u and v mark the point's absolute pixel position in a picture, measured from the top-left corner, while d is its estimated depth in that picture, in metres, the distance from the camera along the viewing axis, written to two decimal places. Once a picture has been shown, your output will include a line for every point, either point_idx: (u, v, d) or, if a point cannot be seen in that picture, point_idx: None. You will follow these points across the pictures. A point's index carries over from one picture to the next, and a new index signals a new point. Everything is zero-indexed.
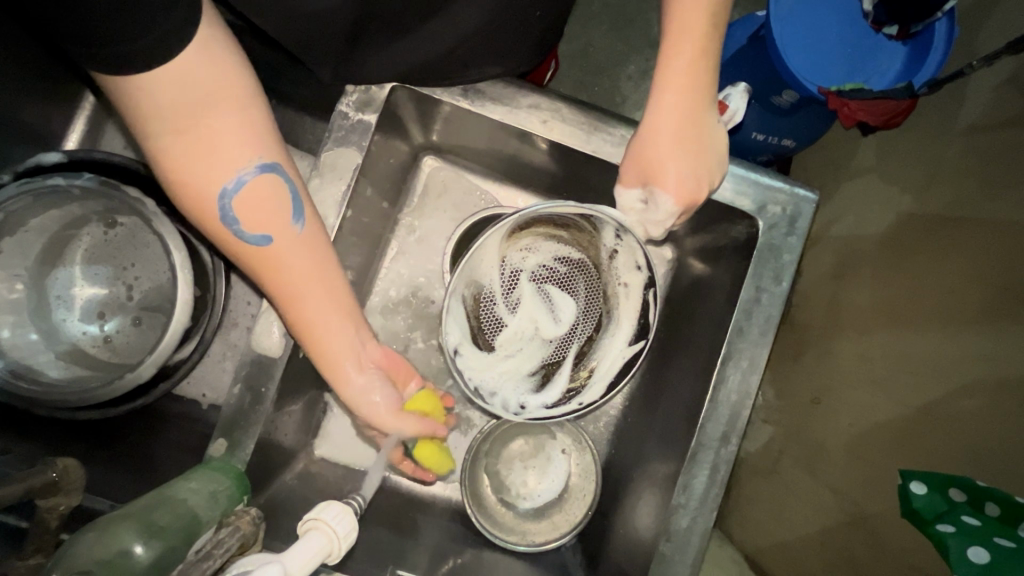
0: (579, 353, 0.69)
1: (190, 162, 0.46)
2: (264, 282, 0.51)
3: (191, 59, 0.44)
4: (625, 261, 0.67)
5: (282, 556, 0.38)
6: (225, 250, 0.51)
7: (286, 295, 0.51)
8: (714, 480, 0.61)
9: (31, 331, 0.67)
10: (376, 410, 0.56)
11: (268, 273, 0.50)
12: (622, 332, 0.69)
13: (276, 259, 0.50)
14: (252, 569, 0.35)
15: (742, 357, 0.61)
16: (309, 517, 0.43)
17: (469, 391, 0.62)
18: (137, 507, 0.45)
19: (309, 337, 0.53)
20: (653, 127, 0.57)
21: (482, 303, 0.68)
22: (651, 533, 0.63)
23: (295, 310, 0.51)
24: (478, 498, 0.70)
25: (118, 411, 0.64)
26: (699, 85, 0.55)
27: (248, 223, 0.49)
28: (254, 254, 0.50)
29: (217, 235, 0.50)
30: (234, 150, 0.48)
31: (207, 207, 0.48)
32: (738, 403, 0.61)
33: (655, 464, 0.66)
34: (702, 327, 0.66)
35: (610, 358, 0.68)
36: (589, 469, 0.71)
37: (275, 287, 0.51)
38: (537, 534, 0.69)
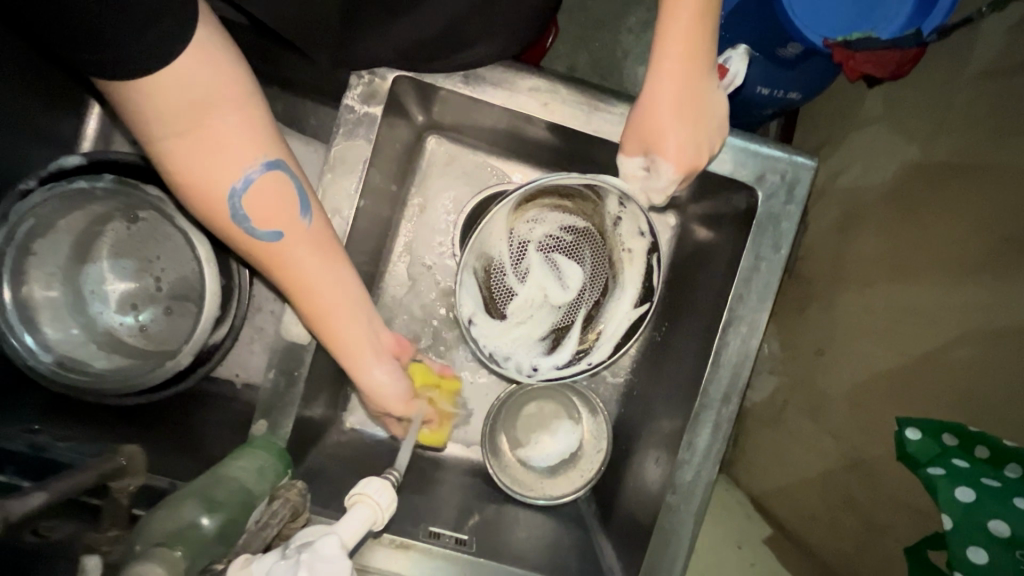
0: (587, 317, 0.72)
1: (197, 164, 0.49)
2: (273, 274, 0.54)
3: (191, 61, 0.45)
4: (630, 228, 0.68)
5: (336, 529, 0.43)
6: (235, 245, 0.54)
7: (291, 288, 0.55)
8: (717, 437, 0.65)
9: (72, 327, 0.71)
10: (384, 388, 0.61)
11: (275, 266, 0.54)
12: (628, 295, 0.72)
13: (280, 256, 0.53)
14: (314, 540, 0.40)
15: (742, 324, 0.63)
16: (354, 491, 0.48)
17: (484, 357, 0.67)
18: (197, 486, 0.49)
19: (316, 327, 0.56)
20: (653, 96, 0.57)
21: (493, 273, 0.70)
22: (657, 486, 0.68)
23: (304, 300, 0.55)
24: (499, 458, 0.75)
25: (169, 393, 0.70)
26: (699, 54, 0.55)
27: (261, 217, 0.52)
28: (262, 248, 0.53)
29: (227, 232, 0.52)
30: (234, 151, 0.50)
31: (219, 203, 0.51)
32: (739, 365, 0.64)
33: (660, 424, 0.70)
34: (705, 293, 0.67)
35: (616, 321, 0.71)
36: (601, 427, 0.76)
37: (282, 281, 0.54)
38: (554, 489, 0.74)
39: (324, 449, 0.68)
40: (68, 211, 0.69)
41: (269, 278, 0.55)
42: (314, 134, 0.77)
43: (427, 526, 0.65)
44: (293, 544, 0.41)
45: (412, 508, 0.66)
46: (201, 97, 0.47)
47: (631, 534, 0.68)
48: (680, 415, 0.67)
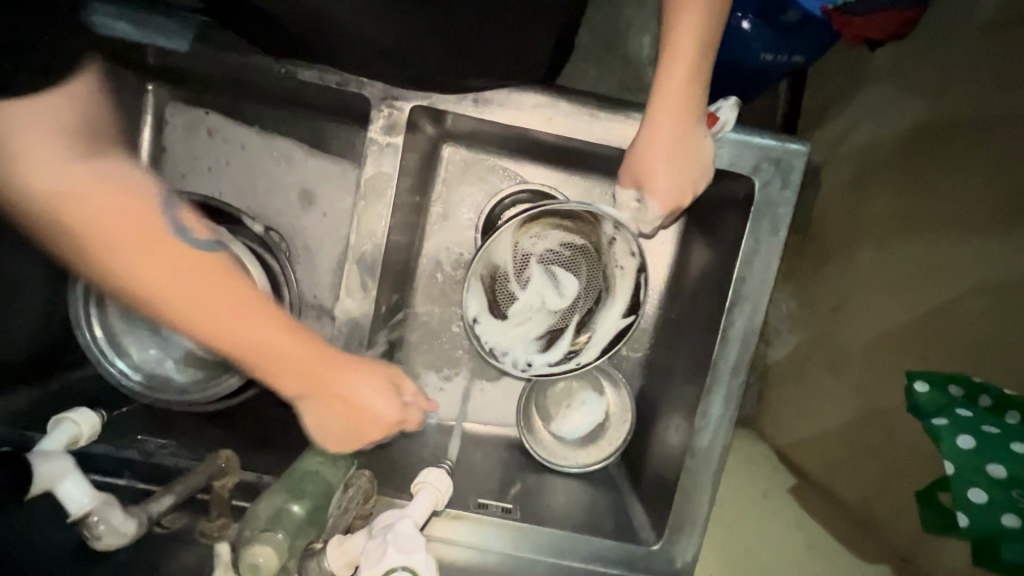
0: (580, 323, 0.78)
1: (108, 201, 0.42)
2: (193, 293, 0.44)
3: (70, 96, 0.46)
4: (622, 248, 0.73)
5: (408, 510, 0.54)
6: (138, 295, 0.43)
7: (222, 302, 0.45)
8: (730, 406, 0.71)
9: (151, 347, 0.80)
10: (353, 377, 0.55)
11: (192, 281, 0.44)
12: (618, 303, 0.77)
13: (203, 264, 0.45)
14: (393, 522, 0.52)
15: (746, 303, 0.68)
16: (419, 479, 0.57)
17: (483, 352, 0.75)
18: (285, 479, 0.57)
19: (262, 334, 0.47)
20: (650, 140, 0.62)
21: (498, 280, 0.77)
22: (677, 453, 0.74)
23: (235, 303, 0.45)
24: (533, 433, 0.83)
25: (233, 402, 0.78)
26: (691, 106, 0.61)
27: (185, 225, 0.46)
28: (179, 265, 0.43)
29: (131, 271, 0.42)
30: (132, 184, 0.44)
31: (143, 214, 0.43)
32: (746, 339, 0.69)
33: (675, 396, 0.77)
34: (711, 274, 0.73)
35: (606, 327, 0.77)
36: (626, 397, 0.83)
37: (209, 300, 0.44)
38: (586, 457, 0.82)
39: None
40: None
41: (183, 309, 0.43)
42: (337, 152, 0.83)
43: (475, 497, 0.74)
44: (375, 524, 0.52)
45: (462, 483, 0.75)
46: (86, 123, 0.46)
47: (656, 494, 0.76)
48: (695, 387, 0.73)
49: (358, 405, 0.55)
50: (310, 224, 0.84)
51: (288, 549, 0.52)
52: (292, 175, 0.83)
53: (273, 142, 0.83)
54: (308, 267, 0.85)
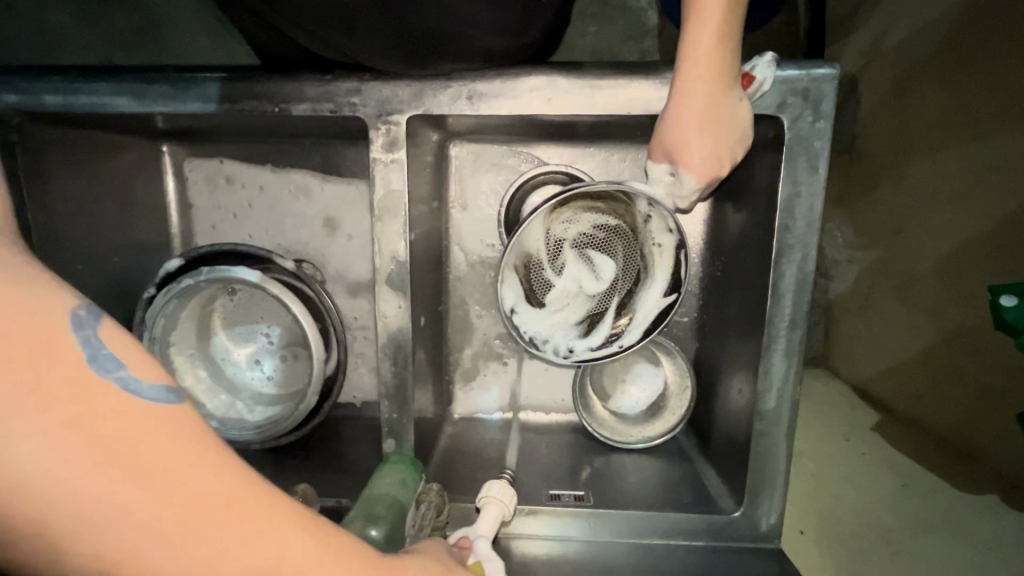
0: (621, 303, 0.77)
1: (18, 353, 0.26)
2: (159, 489, 0.27)
3: None
4: (659, 225, 0.71)
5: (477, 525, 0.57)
6: (54, 535, 0.26)
7: (216, 499, 0.28)
8: (794, 362, 0.65)
9: (220, 392, 0.86)
10: None
11: (159, 474, 0.27)
12: (658, 284, 0.75)
13: (175, 437, 0.29)
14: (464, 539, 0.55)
15: (795, 251, 0.63)
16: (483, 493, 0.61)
17: (526, 342, 0.74)
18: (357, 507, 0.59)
19: (272, 539, 0.30)
20: (681, 109, 0.58)
21: (532, 268, 0.76)
22: (744, 417, 0.70)
23: (227, 490, 0.29)
24: (594, 417, 0.82)
25: (309, 427, 0.81)
26: (723, 69, 0.56)
27: (136, 367, 0.29)
28: (129, 449, 0.27)
29: (55, 486, 0.25)
30: (47, 311, 0.27)
31: (64, 358, 0.27)
32: (800, 288, 0.63)
33: (733, 357, 0.73)
34: (753, 226, 0.68)
35: (648, 307, 0.75)
36: (684, 364, 0.80)
37: (195, 496, 0.28)
38: (649, 431, 0.80)
39: (442, 445, 0.80)
40: (185, 300, 0.82)
41: (137, 515, 0.27)
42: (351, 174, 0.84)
43: (547, 490, 0.73)
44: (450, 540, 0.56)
45: (531, 478, 0.75)
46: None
47: (730, 460, 0.72)
48: (754, 343, 0.68)
49: None
50: (339, 248, 0.86)
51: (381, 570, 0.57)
52: (313, 206, 0.85)
53: (287, 176, 0.85)
54: (345, 291, 0.87)
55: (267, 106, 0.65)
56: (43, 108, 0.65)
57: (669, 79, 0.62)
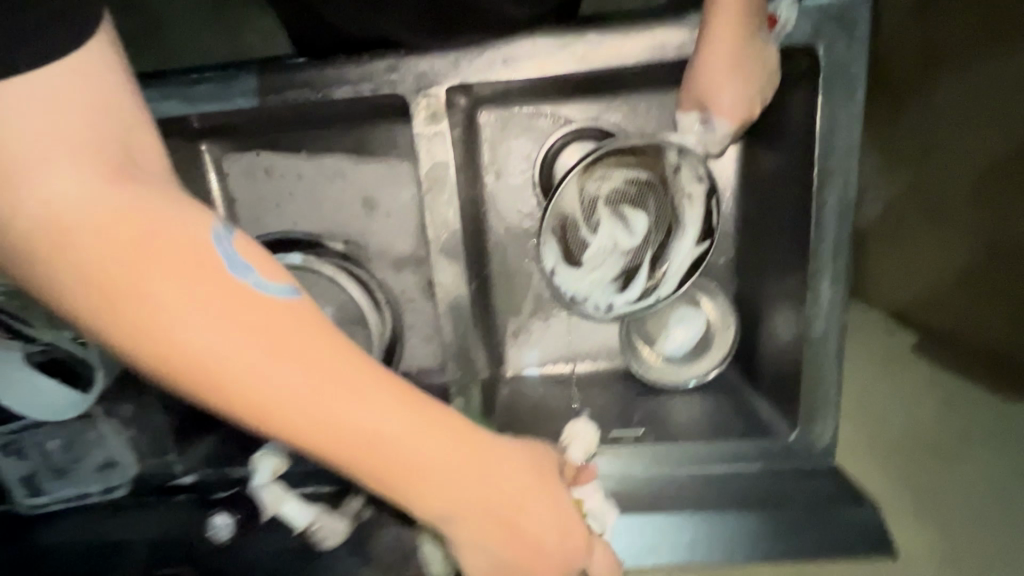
0: (654, 258, 0.78)
1: (180, 250, 0.34)
2: (295, 353, 0.35)
3: (86, 120, 0.34)
4: (688, 174, 0.73)
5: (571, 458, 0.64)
6: (224, 384, 0.34)
7: (335, 359, 0.36)
8: (840, 287, 0.67)
9: None
10: (462, 460, 0.41)
11: (293, 343, 0.35)
12: (690, 232, 0.77)
13: (300, 319, 0.36)
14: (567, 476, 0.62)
15: (835, 179, 0.63)
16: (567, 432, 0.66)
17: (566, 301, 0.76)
18: None
19: (378, 398, 0.37)
20: (709, 58, 0.61)
21: (569, 229, 0.76)
22: (791, 348, 0.72)
23: (342, 362, 0.36)
24: (643, 361, 0.85)
25: None
26: (747, 12, 0.58)
27: (263, 268, 0.37)
28: (271, 323, 0.35)
29: (218, 345, 0.33)
30: (196, 226, 0.35)
31: (211, 259, 0.35)
32: (842, 214, 0.65)
33: (777, 289, 0.75)
34: (790, 159, 0.69)
35: (681, 256, 0.77)
36: (726, 303, 0.84)
37: (319, 360, 0.35)
38: (697, 368, 0.83)
39: (500, 403, 0.83)
40: None
41: (279, 374, 0.34)
42: (383, 153, 0.86)
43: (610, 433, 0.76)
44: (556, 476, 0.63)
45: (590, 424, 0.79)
46: (123, 142, 0.35)
47: (779, 390, 0.75)
48: (798, 275, 0.70)
49: (498, 490, 0.43)
50: (379, 227, 0.89)
51: None
52: (350, 188, 0.88)
53: (323, 161, 0.87)
54: (390, 268, 0.90)
55: (310, 94, 0.67)
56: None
57: (697, 19, 0.63)
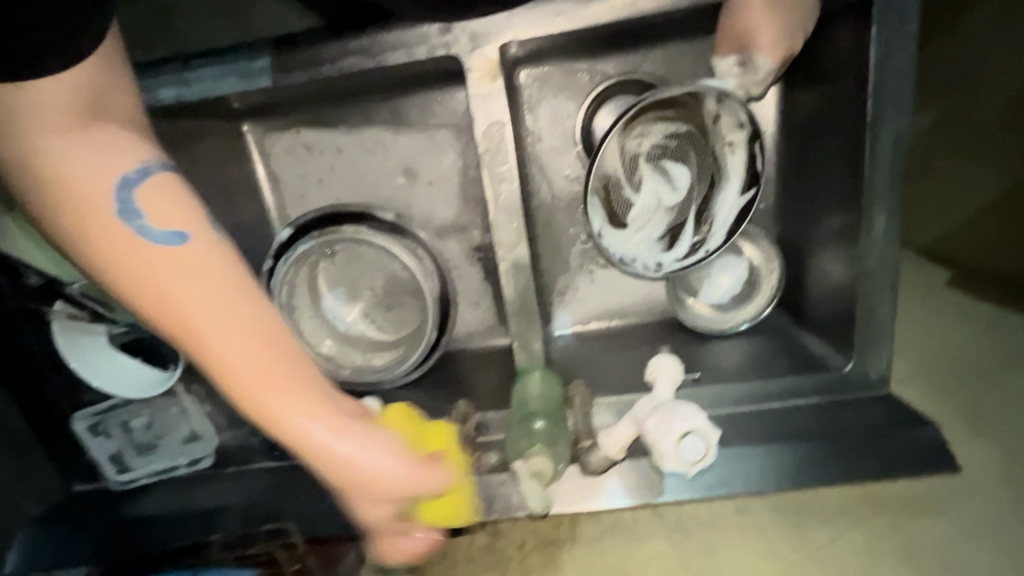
0: (699, 212, 0.79)
1: (86, 183, 0.41)
2: (135, 292, 0.41)
3: (81, 75, 0.42)
4: (729, 122, 0.74)
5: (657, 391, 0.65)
6: (109, 289, 0.42)
7: (188, 297, 0.40)
8: (896, 219, 0.67)
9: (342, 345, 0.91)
10: (302, 413, 0.42)
11: (130, 282, 0.41)
12: (734, 183, 0.77)
13: (193, 253, 0.41)
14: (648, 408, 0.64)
15: (891, 109, 0.63)
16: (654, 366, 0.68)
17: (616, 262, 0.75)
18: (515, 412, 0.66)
19: (216, 339, 0.41)
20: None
21: (612, 189, 0.77)
22: (843, 285, 0.73)
23: (199, 295, 0.41)
24: (692, 310, 0.86)
25: (431, 362, 0.88)
26: None
27: (156, 214, 0.42)
28: (140, 258, 0.41)
29: (99, 258, 0.41)
30: (113, 162, 0.42)
31: (103, 197, 0.41)
32: (897, 145, 0.64)
33: (826, 228, 0.75)
34: (838, 94, 0.69)
35: (726, 208, 0.78)
36: (770, 247, 0.84)
37: (149, 298, 0.41)
38: (746, 312, 0.84)
39: (554, 359, 0.86)
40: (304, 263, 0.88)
41: (153, 289, 0.41)
42: (423, 121, 0.87)
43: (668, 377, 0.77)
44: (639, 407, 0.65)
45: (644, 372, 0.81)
46: (94, 98, 0.42)
47: (831, 327, 0.76)
48: (851, 211, 0.71)
49: (318, 461, 0.43)
50: (421, 196, 0.90)
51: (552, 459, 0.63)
52: (390, 158, 0.89)
53: (363, 134, 0.88)
54: (434, 235, 0.91)
55: (361, 60, 0.66)
56: (159, 103, 0.66)
57: None
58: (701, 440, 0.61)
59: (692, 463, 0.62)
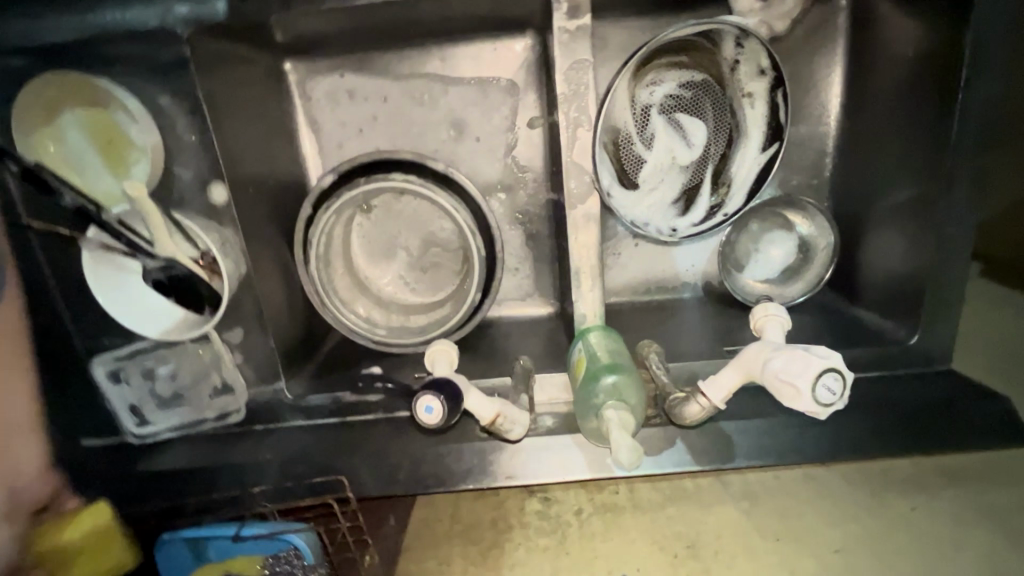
0: (716, 172, 0.77)
1: None
2: None
3: None
4: (749, 69, 0.73)
5: (768, 342, 0.62)
6: None
7: None
8: (975, 190, 0.66)
9: (377, 305, 0.86)
10: None
11: None
12: (753, 140, 0.75)
13: None
14: (766, 355, 0.59)
15: (982, 74, 0.63)
16: (761, 314, 0.66)
17: (629, 225, 0.72)
18: (587, 370, 0.62)
19: None
20: None
21: (620, 143, 0.74)
22: (905, 258, 0.72)
23: None
24: (740, 283, 0.83)
25: (471, 325, 0.82)
26: None
27: None
28: None
29: None
30: None
31: None
32: (983, 114, 0.64)
33: (886, 199, 0.74)
34: (918, 53, 0.67)
35: (748, 165, 0.76)
36: (824, 221, 0.80)
37: None
38: (796, 287, 0.81)
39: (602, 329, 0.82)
40: (343, 216, 0.83)
41: None
42: (477, 74, 0.83)
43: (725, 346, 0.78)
44: (752, 354, 0.61)
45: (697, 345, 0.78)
46: None
47: (892, 301, 0.74)
48: (919, 183, 0.69)
49: None
50: (468, 153, 0.85)
51: (636, 416, 0.59)
52: (437, 111, 0.84)
53: (411, 82, 0.83)
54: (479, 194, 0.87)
55: None
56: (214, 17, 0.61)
57: None
58: (838, 378, 0.55)
59: (827, 406, 0.56)
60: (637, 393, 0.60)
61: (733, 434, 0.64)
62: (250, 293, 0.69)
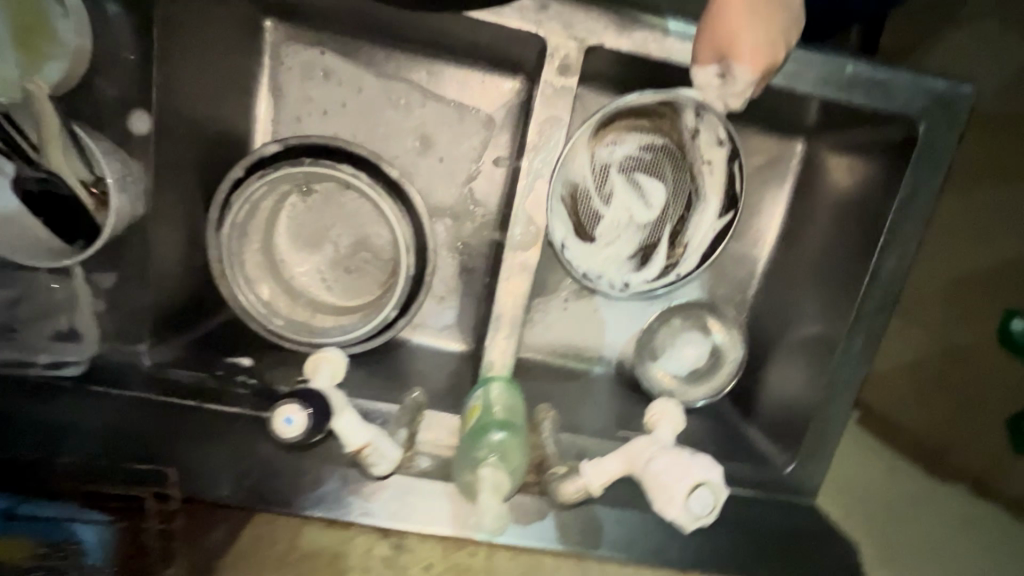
0: (674, 234, 0.79)
1: None
2: None
3: None
4: (707, 138, 0.75)
5: (655, 437, 0.64)
6: None
7: None
8: (869, 343, 0.73)
9: (282, 294, 0.79)
10: None
11: None
12: (710, 206, 0.78)
13: None
14: (648, 451, 0.62)
15: (896, 246, 0.71)
16: (658, 407, 0.67)
17: (579, 277, 0.74)
18: (476, 420, 0.60)
19: None
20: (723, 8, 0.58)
21: (579, 199, 0.76)
22: (799, 390, 0.77)
23: None
24: (648, 374, 0.83)
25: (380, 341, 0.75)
26: None
27: None
28: None
29: None
30: None
31: None
32: (891, 279, 0.71)
33: (799, 330, 0.79)
34: (853, 214, 0.75)
35: (701, 232, 0.78)
36: (738, 335, 0.83)
37: None
38: (701, 391, 0.82)
39: None
40: (274, 190, 0.76)
41: None
42: (459, 99, 0.82)
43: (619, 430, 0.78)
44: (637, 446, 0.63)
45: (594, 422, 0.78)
46: None
47: (778, 427, 0.78)
48: (833, 322, 0.75)
49: None
50: (427, 170, 0.83)
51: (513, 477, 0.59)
52: (411, 119, 0.82)
53: (390, 84, 0.81)
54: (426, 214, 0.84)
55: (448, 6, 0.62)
56: None
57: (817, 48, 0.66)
58: (712, 493, 0.59)
59: (696, 518, 0.60)
60: (520, 456, 0.59)
61: (606, 521, 0.63)
62: (142, 242, 0.62)
